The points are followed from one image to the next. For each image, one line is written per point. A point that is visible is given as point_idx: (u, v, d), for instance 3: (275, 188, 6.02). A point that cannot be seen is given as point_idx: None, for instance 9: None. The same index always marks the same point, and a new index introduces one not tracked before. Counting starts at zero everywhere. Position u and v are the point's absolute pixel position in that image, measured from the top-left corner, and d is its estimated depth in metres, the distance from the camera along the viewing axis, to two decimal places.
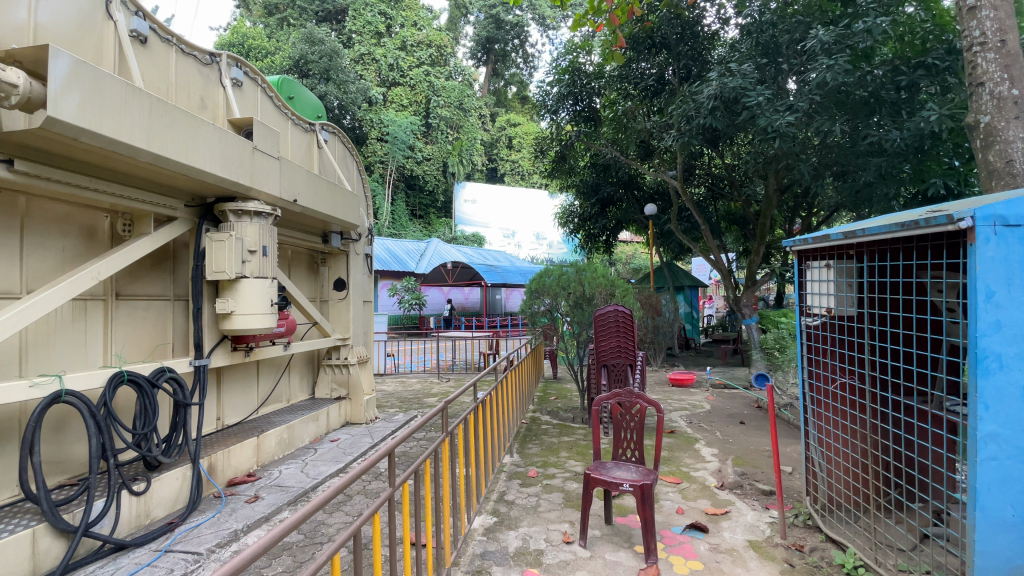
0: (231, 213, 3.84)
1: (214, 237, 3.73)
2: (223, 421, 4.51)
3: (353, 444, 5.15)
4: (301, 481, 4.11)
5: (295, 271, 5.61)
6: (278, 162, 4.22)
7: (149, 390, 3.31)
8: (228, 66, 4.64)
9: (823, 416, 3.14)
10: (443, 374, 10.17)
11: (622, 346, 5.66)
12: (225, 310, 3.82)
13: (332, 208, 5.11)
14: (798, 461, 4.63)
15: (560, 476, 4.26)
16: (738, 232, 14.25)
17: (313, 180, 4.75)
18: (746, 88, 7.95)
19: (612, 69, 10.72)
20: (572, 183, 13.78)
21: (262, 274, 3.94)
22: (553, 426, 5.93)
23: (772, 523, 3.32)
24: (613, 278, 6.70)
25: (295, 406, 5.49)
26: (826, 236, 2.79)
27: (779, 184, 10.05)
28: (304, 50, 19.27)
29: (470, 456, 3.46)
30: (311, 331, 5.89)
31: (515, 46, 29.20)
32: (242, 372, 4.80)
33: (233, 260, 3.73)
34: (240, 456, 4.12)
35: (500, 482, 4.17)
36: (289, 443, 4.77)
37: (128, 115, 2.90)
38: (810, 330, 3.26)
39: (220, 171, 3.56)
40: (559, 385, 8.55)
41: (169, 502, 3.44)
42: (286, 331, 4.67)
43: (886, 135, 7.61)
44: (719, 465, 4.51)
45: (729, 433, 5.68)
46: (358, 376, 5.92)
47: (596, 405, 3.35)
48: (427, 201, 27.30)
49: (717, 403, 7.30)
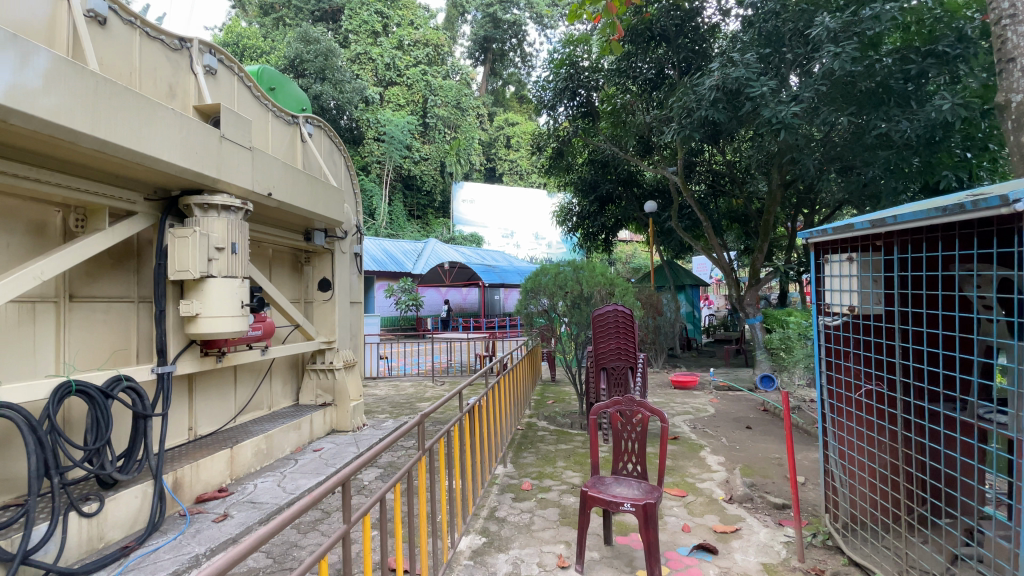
0: (196, 207, 3.53)
1: (177, 233, 3.42)
2: (196, 431, 4.21)
3: (337, 453, 4.85)
4: (276, 497, 3.80)
5: (277, 272, 5.32)
6: (250, 152, 3.89)
7: (102, 402, 3.02)
8: (200, 52, 4.35)
9: (845, 426, 2.82)
10: (437, 377, 9.89)
11: (622, 348, 5.35)
12: (189, 313, 3.49)
13: (313, 203, 4.78)
14: (811, 470, 4.34)
15: (557, 489, 3.96)
16: (739, 230, 13.95)
17: (290, 173, 4.42)
18: (749, 79, 7.65)
19: (610, 63, 10.44)
20: (570, 181, 13.52)
21: (230, 274, 3.61)
22: (550, 432, 5.63)
23: (787, 543, 3.01)
24: (612, 277, 6.41)
25: (277, 414, 5.19)
26: (849, 226, 2.48)
27: (782, 179, 9.76)
28: (299, 49, 19.11)
29: (457, 467, 3.19)
30: (294, 334, 5.58)
31: (513, 45, 28.96)
32: (217, 379, 4.51)
33: (198, 258, 3.41)
34: (211, 471, 3.82)
35: (491, 497, 3.86)
36: (267, 454, 4.47)
37: (72, 98, 2.61)
38: (829, 330, 2.92)
39: (181, 161, 3.25)
40: (557, 388, 8.26)
41: (126, 524, 3.16)
42: (263, 335, 4.35)
43: (895, 126, 7.27)
44: (726, 475, 4.21)
45: (735, 439, 5.38)
46: (345, 382, 5.61)
47: (593, 413, 3.06)
48: (425, 201, 26.98)
49: (721, 406, 7.01)
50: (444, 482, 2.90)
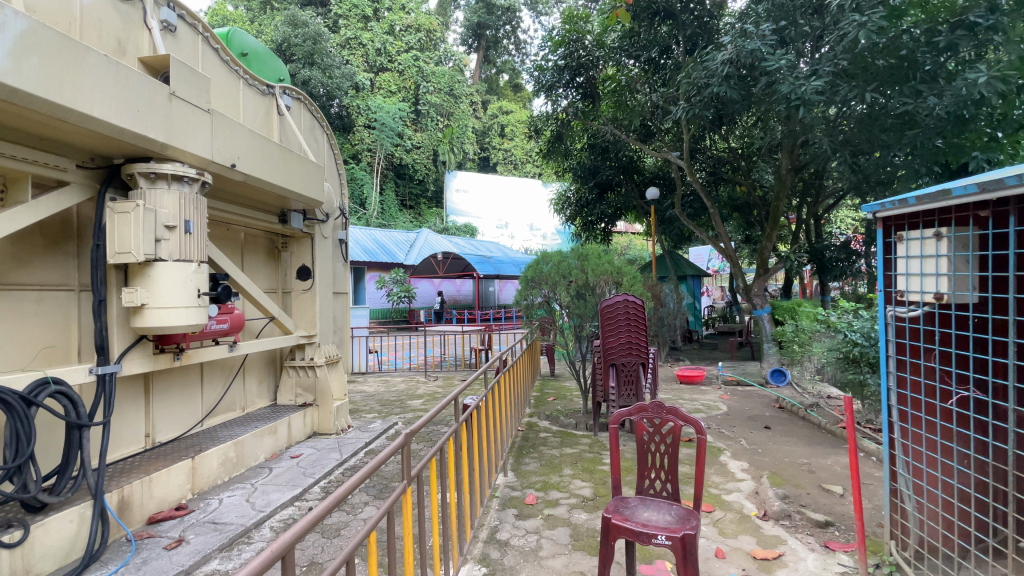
0: (141, 176, 2.97)
1: (117, 208, 2.86)
2: (154, 439, 3.69)
3: (317, 461, 4.33)
4: (243, 516, 3.29)
5: (249, 259, 4.79)
6: (210, 115, 3.31)
7: (22, 411, 2.48)
8: (156, 5, 3.74)
9: (920, 437, 2.36)
10: (430, 372, 9.36)
11: (633, 342, 4.88)
12: (134, 304, 2.93)
13: (287, 179, 4.22)
14: (846, 478, 3.90)
15: (565, 504, 3.47)
16: (740, 220, 13.51)
17: (259, 143, 3.85)
18: (765, 52, 7.10)
19: (613, 39, 9.87)
20: (569, 166, 12.97)
21: (184, 257, 3.05)
22: (553, 434, 5.14)
23: (843, 574, 2.55)
24: (619, 265, 5.91)
25: (251, 416, 4.68)
26: (945, 191, 2.01)
27: (793, 163, 9.29)
28: (286, 32, 18.37)
29: (450, 476, 2.72)
30: (270, 327, 5.05)
31: (507, 32, 28.21)
32: (180, 378, 3.99)
33: (141, 238, 2.85)
34: (167, 486, 3.30)
35: (491, 514, 3.37)
36: (237, 463, 3.95)
37: (2, 44, 2.14)
38: (902, 324, 2.43)
39: (120, 120, 2.69)
40: (557, 384, 7.76)
41: (59, 554, 2.65)
42: (230, 329, 3.83)
43: (922, 103, 6.84)
44: (754, 484, 3.75)
45: (755, 440, 4.94)
46: (327, 380, 5.08)
47: (612, 424, 2.56)
48: (418, 190, 26.27)
49: (733, 404, 6.56)
50: (436, 495, 2.42)
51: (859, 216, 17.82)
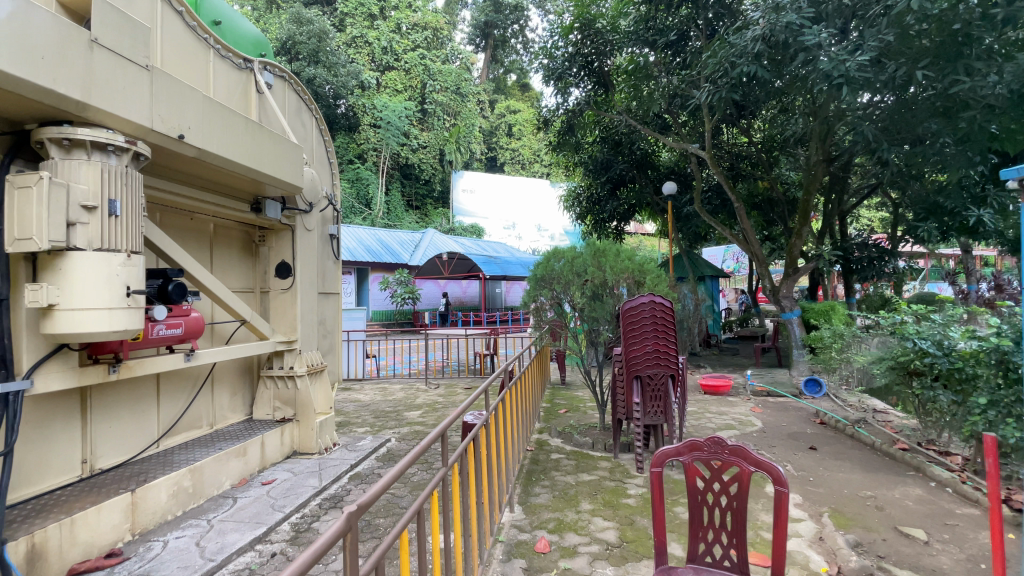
0: (54, 143, 2.37)
1: (16, 181, 2.25)
2: (92, 465, 3.09)
3: (290, 489, 3.71)
4: (187, 568, 2.67)
5: (219, 253, 4.19)
6: (148, 73, 2.70)
7: None
8: None
9: None
10: (433, 379, 8.72)
11: (661, 351, 4.22)
12: (41, 304, 2.32)
13: (258, 159, 3.61)
14: (926, 519, 3.20)
15: (585, 554, 2.81)
16: (760, 218, 12.79)
17: (221, 113, 3.25)
18: (803, 27, 6.40)
19: (629, 23, 9.18)
20: (580, 161, 12.31)
21: (107, 246, 2.44)
22: (567, 456, 4.48)
23: None
24: (641, 262, 5.23)
25: (219, 434, 4.07)
26: None
27: (824, 154, 8.59)
28: (291, 30, 17.89)
29: (431, 520, 1.99)
30: (244, 331, 4.45)
31: (515, 31, 27.63)
32: (129, 392, 3.38)
33: (46, 220, 2.24)
34: (96, 528, 2.69)
35: (493, 566, 2.70)
36: (192, 495, 3.34)
37: None
38: None
39: (26, 71, 2.09)
40: (569, 394, 7.08)
41: None
42: (184, 334, 3.21)
43: (981, 81, 6.00)
44: (815, 527, 3.08)
45: (801, 465, 4.25)
46: (308, 391, 4.45)
47: (655, 467, 1.91)
48: (424, 190, 25.62)
49: (767, 419, 5.85)
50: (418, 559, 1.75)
51: (880, 215, 17.05)
